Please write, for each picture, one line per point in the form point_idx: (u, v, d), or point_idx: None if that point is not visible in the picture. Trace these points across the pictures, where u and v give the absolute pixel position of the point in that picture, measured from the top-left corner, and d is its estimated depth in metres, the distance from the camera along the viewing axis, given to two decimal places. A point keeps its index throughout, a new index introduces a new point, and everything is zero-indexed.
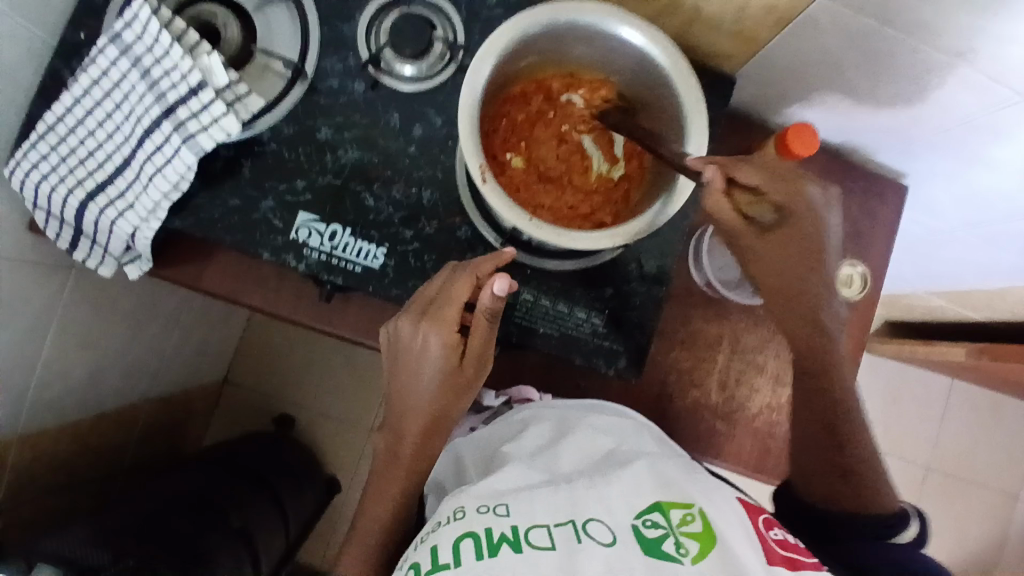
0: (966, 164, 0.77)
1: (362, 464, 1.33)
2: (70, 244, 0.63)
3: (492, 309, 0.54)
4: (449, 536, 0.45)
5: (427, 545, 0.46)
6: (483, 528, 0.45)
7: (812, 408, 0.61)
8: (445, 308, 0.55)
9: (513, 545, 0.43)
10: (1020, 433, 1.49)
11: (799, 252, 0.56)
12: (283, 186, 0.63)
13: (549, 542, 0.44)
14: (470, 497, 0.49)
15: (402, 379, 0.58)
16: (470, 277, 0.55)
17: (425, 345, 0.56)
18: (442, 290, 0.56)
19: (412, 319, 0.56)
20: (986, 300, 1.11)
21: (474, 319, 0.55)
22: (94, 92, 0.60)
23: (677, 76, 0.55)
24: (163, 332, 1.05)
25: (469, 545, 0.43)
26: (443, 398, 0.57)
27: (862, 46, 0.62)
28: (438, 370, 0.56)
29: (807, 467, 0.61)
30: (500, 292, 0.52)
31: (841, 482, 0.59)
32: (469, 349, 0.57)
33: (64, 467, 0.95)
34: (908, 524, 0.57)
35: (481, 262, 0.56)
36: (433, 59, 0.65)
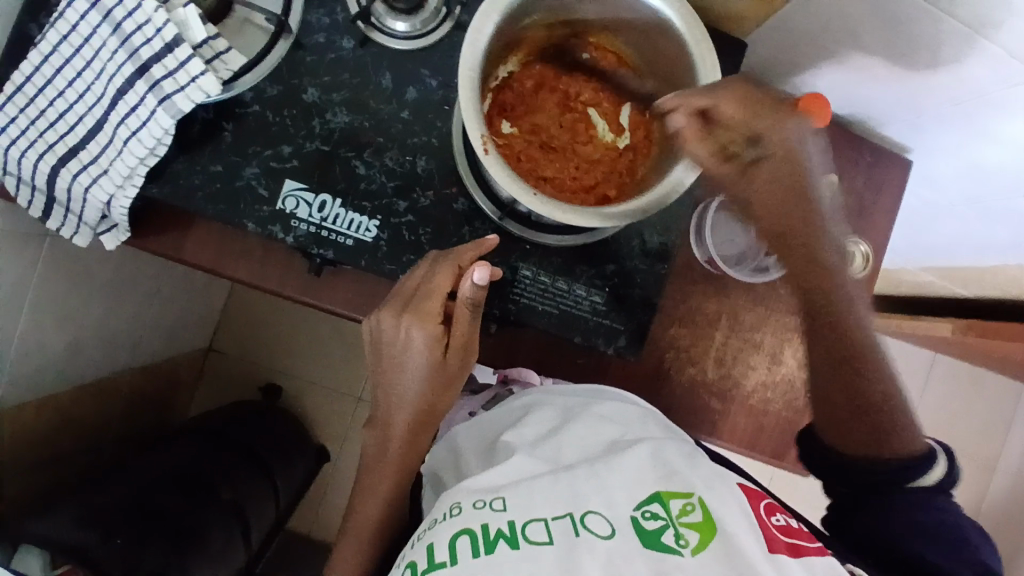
0: (975, 140, 0.75)
1: (350, 433, 1.32)
2: (43, 212, 0.59)
3: (474, 300, 0.52)
4: (445, 534, 0.44)
5: (423, 544, 0.45)
6: (480, 524, 0.44)
7: (826, 345, 0.55)
8: (426, 300, 0.53)
9: (509, 541, 0.42)
10: (997, 404, 1.52)
11: (775, 191, 0.54)
12: (267, 152, 0.59)
13: (547, 537, 0.43)
14: (467, 492, 0.49)
15: (387, 373, 0.56)
16: (451, 266, 0.54)
17: (409, 339, 0.54)
18: (422, 281, 0.54)
19: (394, 312, 0.54)
20: (978, 277, 1.10)
21: (455, 310, 0.53)
22: (63, 49, 0.56)
23: (692, 40, 0.52)
24: (143, 303, 1.01)
25: (465, 542, 0.43)
26: (430, 391, 0.56)
27: (885, 14, 0.58)
28: (423, 363, 0.55)
29: (830, 418, 0.56)
30: (480, 280, 0.51)
31: (865, 425, 0.54)
32: (454, 341, 0.55)
33: (47, 441, 0.92)
34: (932, 464, 0.54)
35: (463, 250, 0.55)
36: (428, 15, 0.60)
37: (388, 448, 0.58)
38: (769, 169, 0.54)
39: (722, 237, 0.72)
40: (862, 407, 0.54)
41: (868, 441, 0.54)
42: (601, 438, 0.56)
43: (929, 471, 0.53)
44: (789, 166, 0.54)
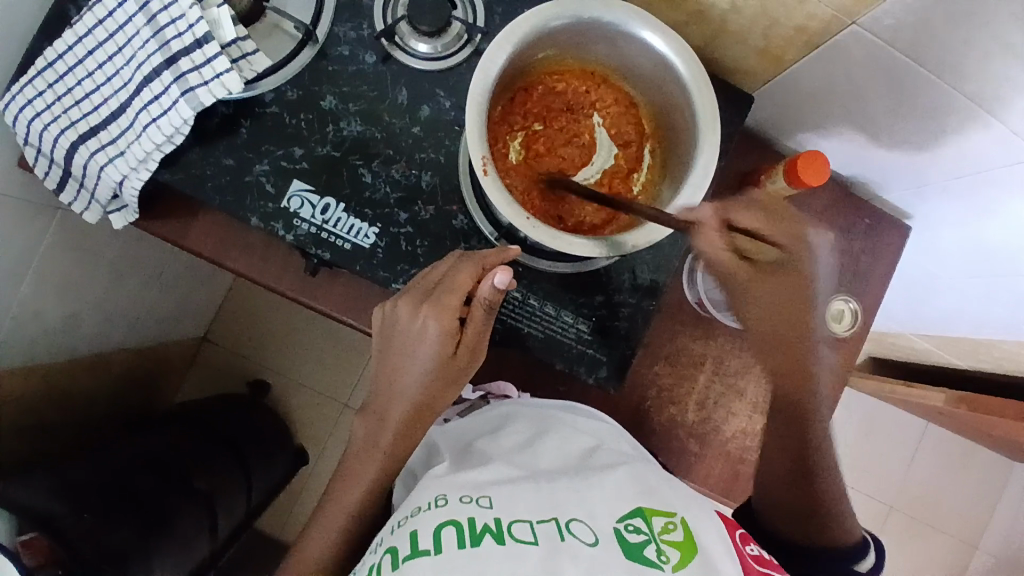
0: (975, 215, 0.77)
1: (332, 438, 1.32)
2: (58, 184, 0.62)
3: (490, 302, 0.53)
4: (430, 523, 0.45)
5: (406, 531, 0.46)
6: (467, 518, 0.45)
7: (786, 441, 0.61)
8: (446, 295, 0.53)
9: (495, 537, 0.43)
10: (986, 483, 1.51)
11: (785, 303, 0.58)
12: (280, 151, 0.62)
13: (532, 537, 0.43)
14: (453, 487, 0.50)
15: (394, 361, 0.56)
16: (475, 266, 0.54)
17: (422, 331, 0.54)
18: (446, 275, 0.55)
19: (413, 302, 0.54)
20: (973, 351, 1.10)
21: (472, 309, 0.54)
22: (97, 33, 0.59)
23: (695, 89, 0.54)
24: (146, 285, 1.03)
25: (451, 533, 0.44)
26: (435, 385, 0.56)
27: (893, 82, 0.60)
28: (433, 356, 0.54)
29: (777, 497, 0.61)
30: (500, 285, 0.51)
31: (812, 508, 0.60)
32: (466, 338, 0.55)
33: (33, 409, 0.93)
34: (864, 555, 0.59)
35: (488, 255, 0.55)
36: (450, 39, 0.62)
37: (368, 443, 0.58)
38: (777, 278, 0.57)
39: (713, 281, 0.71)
40: (816, 499, 0.60)
41: (811, 526, 0.60)
42: (576, 452, 0.57)
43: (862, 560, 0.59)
44: (800, 280, 0.57)
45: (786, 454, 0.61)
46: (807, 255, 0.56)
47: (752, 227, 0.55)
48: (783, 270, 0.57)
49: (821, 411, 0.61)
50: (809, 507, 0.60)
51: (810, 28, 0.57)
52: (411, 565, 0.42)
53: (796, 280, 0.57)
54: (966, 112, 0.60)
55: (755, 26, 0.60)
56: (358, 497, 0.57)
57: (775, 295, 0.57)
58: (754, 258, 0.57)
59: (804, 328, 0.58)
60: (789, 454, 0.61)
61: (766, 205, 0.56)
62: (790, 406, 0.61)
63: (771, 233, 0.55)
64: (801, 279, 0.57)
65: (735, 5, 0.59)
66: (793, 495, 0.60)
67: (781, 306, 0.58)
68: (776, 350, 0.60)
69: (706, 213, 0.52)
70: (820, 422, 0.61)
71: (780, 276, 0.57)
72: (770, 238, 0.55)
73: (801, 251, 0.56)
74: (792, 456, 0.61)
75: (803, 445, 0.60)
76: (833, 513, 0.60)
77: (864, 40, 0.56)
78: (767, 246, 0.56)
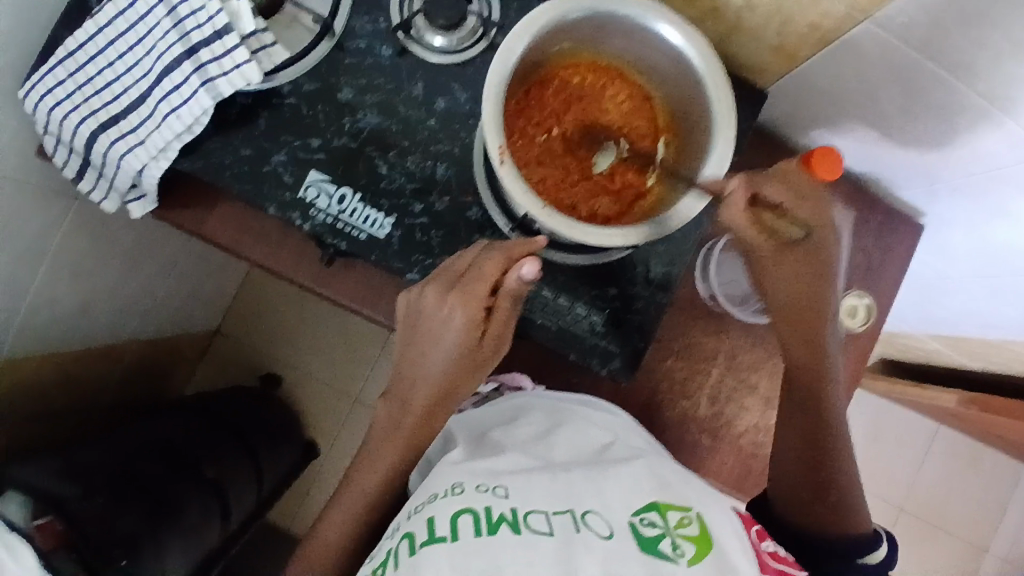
0: (987, 214, 0.76)
1: (341, 433, 1.33)
2: (77, 173, 0.64)
3: (517, 293, 0.54)
4: (446, 510, 0.46)
5: (423, 516, 0.47)
6: (483, 506, 0.45)
7: (798, 415, 0.62)
8: (474, 284, 0.54)
9: (511, 526, 0.43)
10: (996, 488, 1.49)
11: (807, 276, 0.58)
12: (297, 142, 0.62)
13: (547, 528, 0.43)
14: (470, 475, 0.50)
15: (418, 347, 0.57)
16: (502, 257, 0.53)
17: (448, 319, 0.55)
18: (473, 264, 0.55)
19: (441, 288, 0.55)
20: (986, 352, 1.09)
21: (498, 299, 0.55)
22: (118, 23, 0.59)
23: (711, 81, 0.54)
24: (158, 277, 1.04)
25: (467, 520, 0.44)
26: (457, 373, 0.57)
27: (903, 79, 0.60)
28: (457, 343, 0.55)
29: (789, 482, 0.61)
30: (528, 275, 0.52)
31: (823, 494, 0.60)
32: (491, 327, 0.56)
33: (47, 395, 0.94)
34: (875, 547, 0.58)
35: (514, 245, 0.54)
36: (465, 34, 0.63)
37: (384, 429, 0.58)
38: (801, 256, 0.58)
39: (726, 275, 0.73)
40: (827, 482, 0.60)
41: (820, 510, 0.59)
42: (592, 444, 0.57)
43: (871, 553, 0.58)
44: (819, 260, 0.58)
45: (800, 434, 0.61)
46: (830, 235, 0.58)
47: (777, 202, 0.57)
48: (805, 248, 0.58)
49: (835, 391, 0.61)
50: (820, 485, 0.60)
51: (823, 25, 0.57)
52: (428, 550, 0.43)
53: (816, 257, 0.58)
54: (979, 111, 0.60)
55: (770, 21, 0.60)
56: (372, 483, 0.57)
57: (791, 269, 0.58)
58: (780, 233, 0.59)
59: (823, 307, 0.59)
60: (801, 434, 0.61)
61: (802, 183, 0.57)
62: (807, 384, 0.61)
63: (799, 211, 0.57)
64: (821, 258, 0.58)
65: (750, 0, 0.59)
66: (804, 480, 0.60)
67: (800, 287, 0.58)
68: (795, 332, 0.60)
69: (739, 184, 0.55)
70: (833, 399, 0.61)
71: (802, 252, 0.58)
72: (795, 214, 0.57)
73: (820, 231, 0.58)
74: (805, 437, 0.61)
75: (816, 421, 0.61)
76: (846, 496, 0.60)
77: (880, 39, 0.56)
78: (789, 221, 0.58)
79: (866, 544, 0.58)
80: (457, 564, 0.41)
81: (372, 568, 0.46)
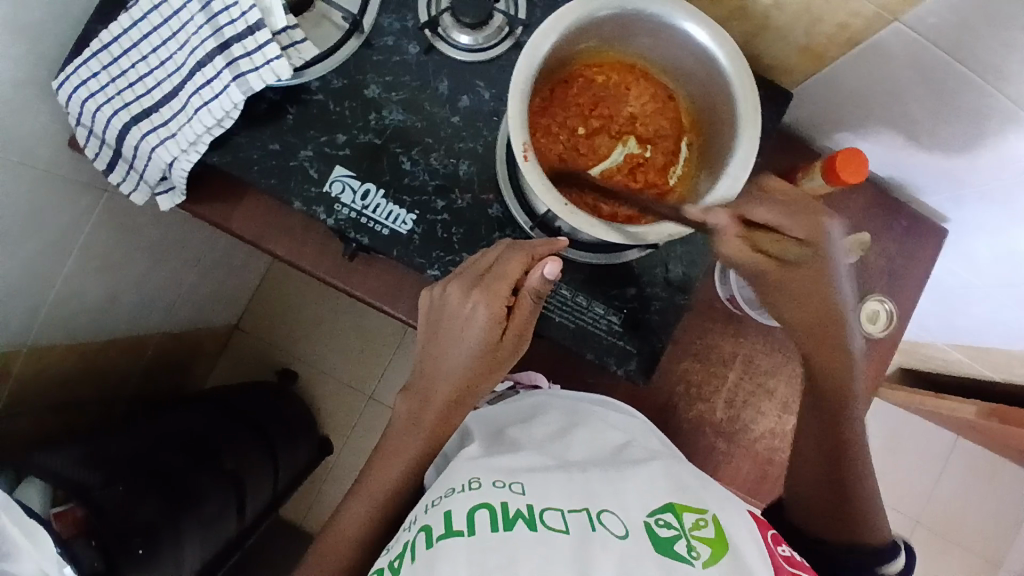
0: (1010, 221, 0.77)
1: (355, 429, 1.34)
2: (108, 166, 0.65)
3: (539, 291, 0.54)
4: (463, 504, 0.46)
5: (440, 510, 0.47)
6: (500, 502, 0.45)
7: (821, 432, 0.59)
8: (497, 282, 0.54)
9: (527, 523, 0.43)
10: (1016, 502, 1.47)
11: (815, 299, 0.54)
12: (324, 138, 0.63)
13: (563, 525, 0.44)
14: (487, 471, 0.50)
15: (440, 343, 0.57)
16: (525, 255, 0.54)
17: (471, 315, 0.55)
18: (496, 263, 0.55)
19: (464, 286, 0.56)
20: (1009, 363, 1.08)
21: (521, 297, 0.55)
22: (153, 18, 0.61)
23: (737, 81, 0.54)
24: (181, 271, 1.06)
25: (484, 515, 0.44)
26: (478, 368, 0.57)
27: (932, 81, 0.59)
28: (479, 340, 0.55)
29: (808, 497, 0.59)
30: (551, 274, 0.53)
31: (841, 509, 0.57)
32: (512, 325, 0.56)
33: (71, 384, 0.95)
34: (896, 557, 0.57)
35: (538, 244, 0.55)
36: (491, 32, 0.64)
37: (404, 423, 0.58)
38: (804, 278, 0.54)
39: (749, 276, 0.71)
40: (849, 497, 0.57)
41: (841, 521, 0.57)
42: (608, 445, 0.57)
43: (891, 563, 0.56)
44: (825, 280, 0.54)
45: (820, 451, 0.59)
46: (829, 254, 0.53)
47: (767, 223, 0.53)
48: (808, 269, 0.54)
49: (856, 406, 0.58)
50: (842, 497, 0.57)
51: (852, 25, 0.57)
52: (445, 543, 0.43)
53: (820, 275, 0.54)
54: (1003, 111, 0.59)
55: (797, 23, 0.60)
56: (390, 476, 0.58)
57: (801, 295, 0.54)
58: (777, 254, 0.54)
59: (836, 327, 0.55)
60: (824, 448, 0.58)
61: (795, 201, 0.54)
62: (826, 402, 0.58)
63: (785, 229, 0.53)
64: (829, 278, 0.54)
65: (777, 2, 0.59)
66: (824, 495, 0.58)
67: (808, 314, 0.55)
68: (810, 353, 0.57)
69: (722, 215, 0.51)
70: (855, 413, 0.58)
71: (808, 273, 0.54)
72: (784, 232, 0.53)
73: (819, 249, 0.53)
74: (826, 454, 0.58)
75: (837, 437, 0.58)
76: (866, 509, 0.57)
77: (907, 39, 0.56)
78: (788, 241, 0.53)
79: (885, 555, 0.56)
80: (474, 556, 0.41)
81: (389, 560, 0.46)
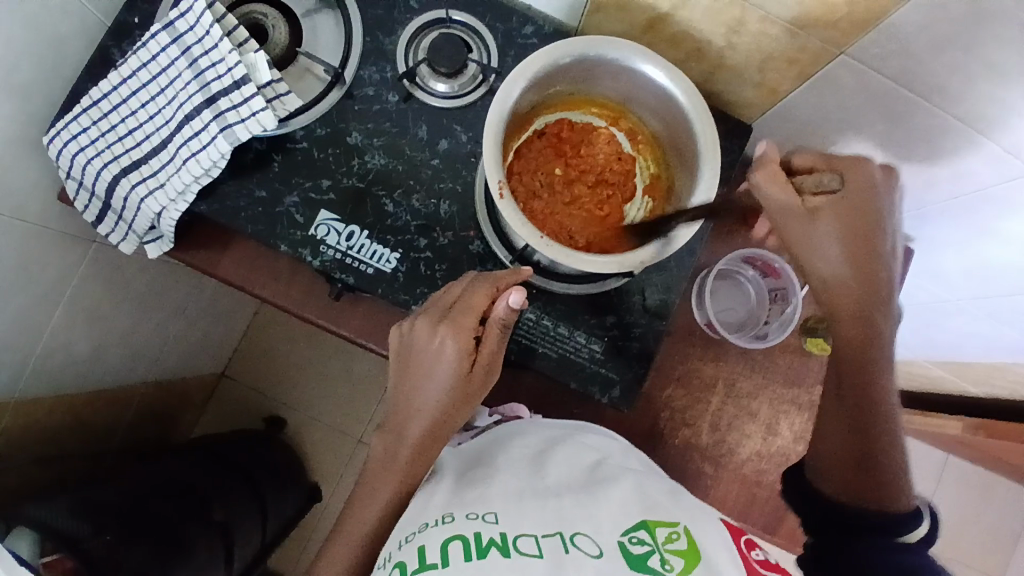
0: (975, 234, 0.78)
1: (346, 474, 1.33)
2: (96, 218, 0.67)
3: (505, 321, 0.56)
4: (437, 538, 0.46)
5: (414, 546, 0.47)
6: (473, 532, 0.46)
7: (847, 389, 0.55)
8: (463, 314, 0.57)
9: (500, 549, 0.44)
10: (1011, 517, 1.47)
11: (860, 243, 0.52)
12: (308, 183, 0.66)
13: (536, 550, 0.44)
14: (460, 504, 0.51)
15: (412, 380, 0.58)
16: (489, 287, 0.57)
17: (440, 349, 0.56)
18: (462, 296, 0.58)
19: (431, 321, 0.57)
20: (988, 376, 1.10)
21: (487, 328, 0.57)
22: (141, 74, 0.64)
23: (697, 117, 0.58)
24: (167, 318, 1.06)
25: (457, 547, 0.45)
26: (452, 401, 0.58)
27: (882, 106, 0.63)
28: (451, 373, 0.57)
29: (828, 464, 0.55)
30: (515, 303, 0.55)
31: (864, 468, 0.53)
32: (481, 357, 0.58)
33: (57, 439, 0.94)
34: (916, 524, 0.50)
35: (502, 276, 0.58)
36: (466, 80, 0.67)
37: (392, 461, 0.58)
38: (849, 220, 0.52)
39: (721, 305, 0.78)
40: (875, 459, 0.53)
41: (858, 483, 0.53)
42: (584, 465, 0.58)
43: (910, 529, 0.50)
44: (868, 226, 0.52)
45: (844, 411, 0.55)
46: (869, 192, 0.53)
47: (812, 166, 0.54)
48: (846, 203, 0.52)
49: (884, 366, 0.54)
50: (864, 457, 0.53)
51: (801, 59, 0.60)
52: None
53: (858, 216, 0.52)
54: (966, 139, 0.62)
55: (750, 63, 0.64)
56: (380, 516, 0.57)
57: (846, 231, 0.52)
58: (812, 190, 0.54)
59: (872, 279, 0.53)
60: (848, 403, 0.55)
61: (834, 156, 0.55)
62: (844, 360, 0.54)
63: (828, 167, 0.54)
64: (870, 214, 0.52)
65: (731, 42, 0.62)
66: (846, 456, 0.54)
67: (846, 262, 0.53)
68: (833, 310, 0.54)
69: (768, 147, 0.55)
70: (881, 373, 0.54)
71: (848, 207, 0.52)
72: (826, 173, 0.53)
73: (867, 196, 0.52)
74: (851, 415, 0.54)
75: (864, 394, 0.54)
76: (890, 468, 0.53)
77: (853, 67, 0.59)
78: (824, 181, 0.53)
79: (902, 522, 0.50)
80: None
81: None
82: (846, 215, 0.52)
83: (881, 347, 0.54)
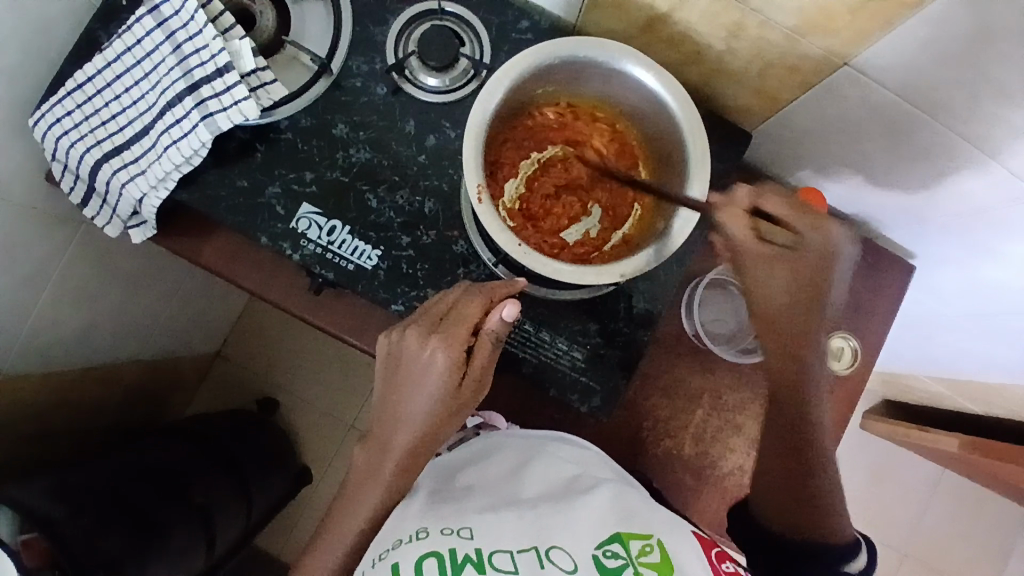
0: (977, 255, 0.76)
1: (335, 458, 1.33)
2: (82, 200, 0.66)
3: (497, 335, 0.55)
4: (411, 555, 0.45)
5: (388, 563, 0.46)
6: (448, 549, 0.45)
7: (785, 426, 0.56)
8: (456, 325, 0.55)
9: (476, 567, 0.44)
10: (1004, 534, 1.45)
11: (812, 296, 0.53)
12: (291, 175, 0.65)
13: (512, 567, 0.44)
14: (435, 518, 0.50)
15: (398, 392, 0.56)
16: (482, 299, 0.56)
17: (431, 361, 0.55)
18: (453, 306, 0.56)
19: (422, 332, 0.55)
20: (982, 395, 1.07)
21: (480, 339, 0.55)
22: (125, 58, 0.62)
23: (687, 128, 0.56)
24: (158, 299, 1.06)
25: (432, 564, 0.44)
26: (436, 414, 0.56)
27: (885, 122, 0.60)
28: (439, 387, 0.55)
29: (770, 486, 0.57)
30: (508, 317, 0.55)
31: (807, 495, 0.55)
32: (471, 370, 0.56)
33: (45, 416, 0.95)
34: (857, 556, 0.55)
35: (495, 287, 0.57)
36: (457, 74, 0.65)
37: (364, 469, 0.57)
38: (802, 272, 0.53)
39: (711, 314, 0.75)
40: (816, 494, 0.55)
41: (805, 521, 0.55)
42: (563, 476, 0.57)
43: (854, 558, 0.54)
44: (822, 278, 0.53)
45: (785, 441, 0.56)
46: (829, 245, 0.53)
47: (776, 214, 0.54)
48: (805, 257, 0.53)
49: (819, 398, 0.56)
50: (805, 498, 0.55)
51: (802, 68, 0.58)
52: None
53: (811, 271, 0.53)
54: (974, 160, 0.59)
55: (749, 69, 0.61)
56: (347, 517, 0.57)
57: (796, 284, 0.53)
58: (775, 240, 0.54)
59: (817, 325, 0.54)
60: (788, 442, 0.56)
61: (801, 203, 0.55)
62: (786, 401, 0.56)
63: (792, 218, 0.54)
64: (825, 266, 0.53)
65: (730, 46, 0.59)
66: (790, 481, 0.55)
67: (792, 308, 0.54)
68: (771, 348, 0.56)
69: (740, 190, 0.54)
70: (816, 402, 0.56)
71: (802, 261, 0.53)
72: (791, 226, 0.54)
73: (826, 256, 0.53)
74: (790, 440, 0.56)
75: (802, 434, 0.56)
76: (829, 502, 0.55)
77: (856, 79, 0.56)
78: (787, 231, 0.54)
79: (846, 553, 0.54)
80: None
81: None
82: (799, 266, 0.53)
83: (817, 381, 0.56)
